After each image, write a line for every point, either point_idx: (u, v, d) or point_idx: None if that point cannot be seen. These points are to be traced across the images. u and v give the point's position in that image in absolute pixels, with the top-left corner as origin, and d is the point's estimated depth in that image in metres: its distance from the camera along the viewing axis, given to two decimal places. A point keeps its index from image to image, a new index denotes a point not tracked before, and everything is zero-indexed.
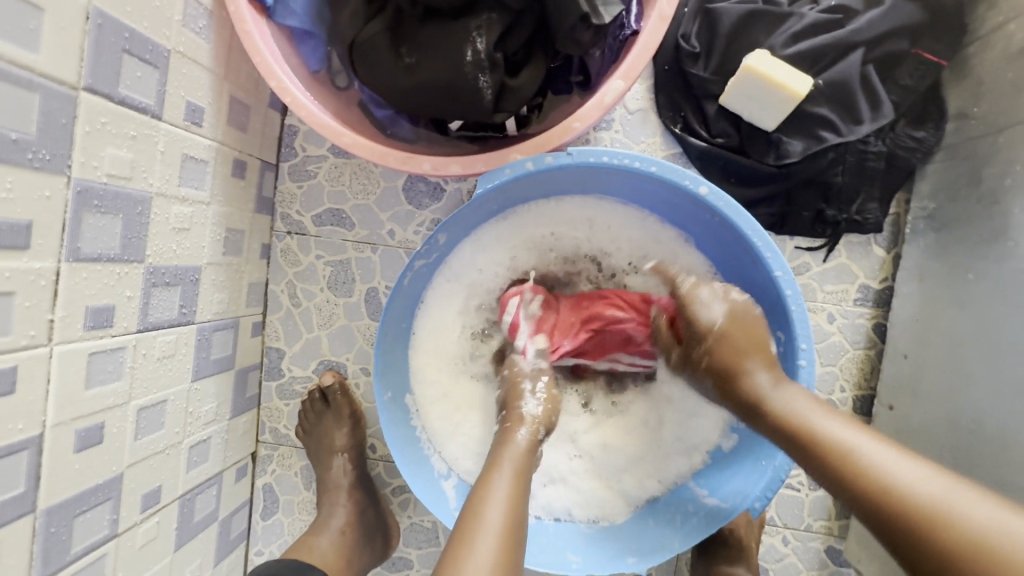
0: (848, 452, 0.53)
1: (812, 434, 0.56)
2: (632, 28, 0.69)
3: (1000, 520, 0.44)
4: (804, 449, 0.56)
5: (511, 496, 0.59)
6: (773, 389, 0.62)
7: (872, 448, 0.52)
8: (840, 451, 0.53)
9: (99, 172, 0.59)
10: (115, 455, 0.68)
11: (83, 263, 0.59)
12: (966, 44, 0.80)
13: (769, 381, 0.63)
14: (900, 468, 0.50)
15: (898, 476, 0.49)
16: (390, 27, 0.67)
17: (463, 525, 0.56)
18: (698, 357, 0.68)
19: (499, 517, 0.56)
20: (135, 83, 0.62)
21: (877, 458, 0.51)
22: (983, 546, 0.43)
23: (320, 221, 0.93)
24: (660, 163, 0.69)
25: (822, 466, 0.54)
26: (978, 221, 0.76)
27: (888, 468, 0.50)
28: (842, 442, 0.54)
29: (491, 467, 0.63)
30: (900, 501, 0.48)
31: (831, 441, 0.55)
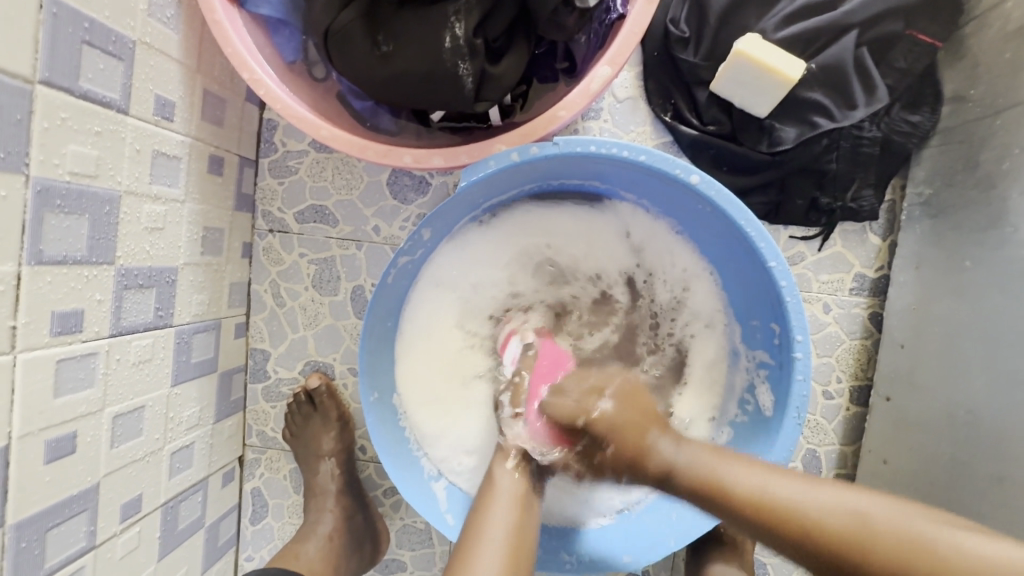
0: (773, 502, 0.50)
1: (727, 494, 0.52)
2: (618, 12, 0.68)
3: (854, 509, 0.47)
4: (726, 513, 0.53)
5: (511, 508, 0.62)
6: (677, 453, 0.57)
7: (789, 488, 0.51)
8: (762, 505, 0.50)
9: (61, 170, 0.57)
10: (90, 465, 0.65)
11: (46, 266, 0.57)
12: (961, 24, 0.78)
13: (659, 427, 0.60)
14: (824, 504, 0.48)
15: (828, 514, 0.48)
16: (365, 12, 0.63)
17: (465, 546, 0.58)
18: (612, 431, 0.60)
19: (502, 526, 0.60)
20: (97, 75, 0.59)
21: (800, 496, 0.50)
22: (896, 558, 0.44)
23: (302, 217, 0.90)
24: (649, 151, 0.67)
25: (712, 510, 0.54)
26: (975, 207, 0.74)
27: (817, 507, 0.48)
28: (760, 491, 0.51)
29: (489, 491, 0.65)
30: (842, 544, 0.46)
31: (751, 497, 0.51)
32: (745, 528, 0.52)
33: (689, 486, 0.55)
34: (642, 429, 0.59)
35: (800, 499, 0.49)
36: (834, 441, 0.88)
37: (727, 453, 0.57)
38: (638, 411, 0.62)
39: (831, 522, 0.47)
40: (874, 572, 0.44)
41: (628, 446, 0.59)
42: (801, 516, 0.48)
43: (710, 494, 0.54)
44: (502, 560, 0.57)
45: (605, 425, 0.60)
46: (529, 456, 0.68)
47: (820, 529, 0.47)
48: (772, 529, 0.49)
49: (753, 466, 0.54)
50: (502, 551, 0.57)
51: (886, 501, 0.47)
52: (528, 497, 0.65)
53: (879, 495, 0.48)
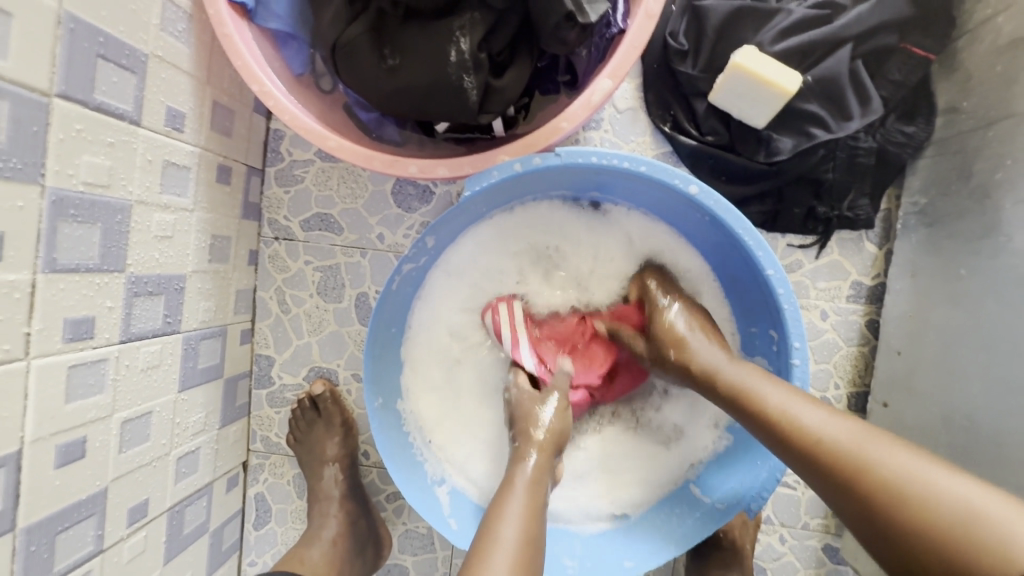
0: (790, 417, 0.58)
1: (755, 399, 0.61)
2: (619, 26, 0.70)
3: (875, 445, 0.52)
4: (751, 421, 0.61)
5: (524, 514, 0.60)
6: (726, 365, 0.66)
7: (807, 409, 0.57)
8: (781, 417, 0.58)
9: (75, 181, 0.58)
10: (99, 469, 0.66)
11: (59, 274, 0.58)
12: (954, 38, 0.80)
13: (702, 345, 0.70)
14: (830, 428, 0.55)
15: (829, 437, 0.54)
16: (372, 27, 0.65)
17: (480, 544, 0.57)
18: (681, 343, 0.71)
19: (516, 530, 0.58)
20: (111, 88, 0.60)
21: (813, 420, 0.56)
22: (901, 491, 0.49)
23: (308, 225, 0.92)
24: (649, 162, 0.68)
25: (749, 425, 0.61)
26: (969, 216, 0.75)
27: (823, 430, 0.55)
28: (781, 407, 0.59)
29: (507, 484, 0.64)
30: (835, 460, 0.53)
31: (775, 409, 0.59)
32: (759, 434, 0.60)
33: (728, 389, 0.64)
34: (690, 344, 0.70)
35: (811, 420, 0.56)
36: None
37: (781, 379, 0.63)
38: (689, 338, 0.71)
39: (833, 443, 0.54)
40: (853, 487, 0.51)
41: (674, 349, 0.71)
42: (808, 433, 0.56)
43: (749, 405, 0.61)
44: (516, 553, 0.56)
45: (668, 333, 0.72)
46: (546, 471, 0.67)
47: (820, 448, 0.54)
48: (797, 448, 0.56)
49: (794, 391, 0.60)
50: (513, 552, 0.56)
51: (896, 442, 0.52)
52: (540, 505, 0.63)
53: (883, 434, 0.53)
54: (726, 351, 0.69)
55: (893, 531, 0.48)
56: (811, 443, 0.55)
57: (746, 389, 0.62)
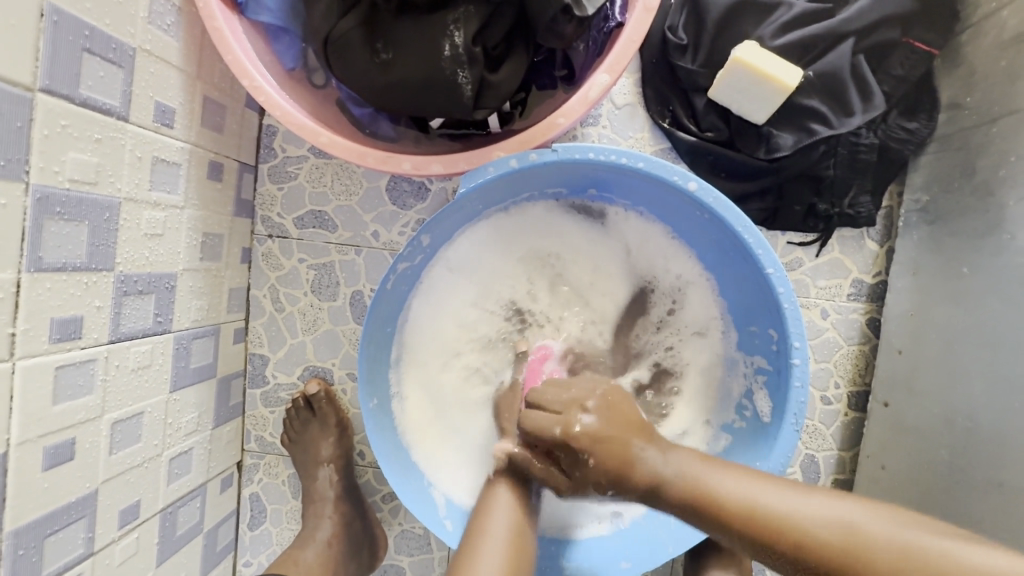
0: (765, 513, 0.53)
1: (717, 501, 0.55)
2: (617, 20, 0.68)
3: (846, 515, 0.51)
4: (712, 522, 0.56)
5: (509, 510, 0.64)
6: (665, 468, 0.58)
7: (776, 496, 0.55)
8: (753, 517, 0.53)
9: (61, 177, 0.57)
10: (89, 471, 0.65)
11: (45, 273, 0.57)
12: (958, 31, 0.79)
13: (642, 447, 0.59)
14: (809, 512, 0.52)
15: (813, 523, 0.52)
16: (365, 21, 0.64)
17: (468, 542, 0.61)
18: (602, 446, 0.58)
19: (506, 521, 0.63)
20: (97, 83, 0.59)
21: (790, 508, 0.53)
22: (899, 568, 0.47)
23: (301, 223, 0.90)
24: (647, 158, 0.67)
25: (708, 526, 0.56)
26: (972, 214, 0.74)
27: (803, 515, 0.52)
28: (749, 502, 0.54)
29: (485, 511, 0.64)
30: (823, 548, 0.50)
31: (738, 503, 0.54)
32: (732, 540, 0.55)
33: (676, 503, 0.57)
34: (632, 449, 0.59)
35: (784, 507, 0.53)
36: (832, 446, 0.89)
37: (722, 462, 0.60)
38: (619, 454, 0.58)
39: (819, 533, 0.51)
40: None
41: (603, 471, 0.59)
42: (788, 523, 0.52)
43: (706, 509, 0.55)
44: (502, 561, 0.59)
45: (589, 442, 0.59)
46: None
47: (807, 540, 0.51)
48: (770, 537, 0.53)
49: (747, 475, 0.57)
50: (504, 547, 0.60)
51: (864, 508, 0.52)
52: (525, 498, 0.66)
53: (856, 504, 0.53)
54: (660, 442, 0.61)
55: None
56: (792, 531, 0.52)
57: (697, 486, 0.57)
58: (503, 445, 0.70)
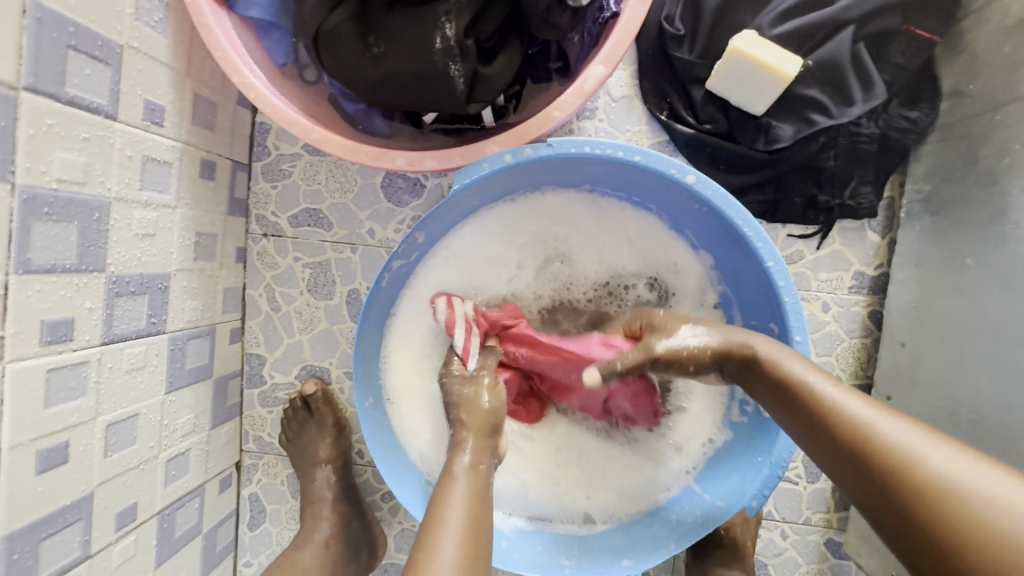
0: (838, 411, 0.55)
1: (803, 392, 0.58)
2: (612, 10, 0.67)
3: (923, 440, 0.49)
4: (795, 409, 0.58)
5: (467, 497, 0.58)
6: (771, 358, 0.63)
7: (854, 403, 0.55)
8: (785, 384, 0.59)
9: (48, 178, 0.56)
10: (83, 474, 0.65)
11: (34, 275, 0.56)
12: (960, 18, 0.78)
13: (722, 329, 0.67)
14: (838, 397, 0.55)
15: (843, 404, 0.55)
16: (355, 14, 0.63)
17: (423, 536, 0.54)
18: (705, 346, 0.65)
19: (460, 515, 0.56)
20: (83, 81, 0.58)
21: (862, 413, 0.53)
22: (958, 494, 0.45)
23: (296, 221, 0.89)
24: (644, 152, 0.66)
25: (789, 412, 0.59)
26: (975, 204, 0.73)
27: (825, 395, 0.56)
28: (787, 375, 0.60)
29: (446, 476, 0.61)
30: (884, 453, 0.50)
31: (823, 399, 0.56)
32: (768, 401, 0.61)
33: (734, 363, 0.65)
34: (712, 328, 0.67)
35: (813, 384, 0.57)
36: None
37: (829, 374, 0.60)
38: (730, 335, 0.65)
39: (883, 434, 0.51)
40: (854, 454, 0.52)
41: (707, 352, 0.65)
42: (860, 427, 0.52)
43: (794, 399, 0.58)
44: (459, 552, 0.53)
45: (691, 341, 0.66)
46: (486, 452, 0.65)
47: (870, 442, 0.51)
48: (838, 434, 0.54)
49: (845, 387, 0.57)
50: (462, 539, 0.54)
51: (949, 443, 0.49)
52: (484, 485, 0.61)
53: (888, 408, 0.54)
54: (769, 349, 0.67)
55: (903, 508, 0.48)
56: (863, 436, 0.52)
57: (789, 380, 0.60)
58: (465, 435, 0.66)
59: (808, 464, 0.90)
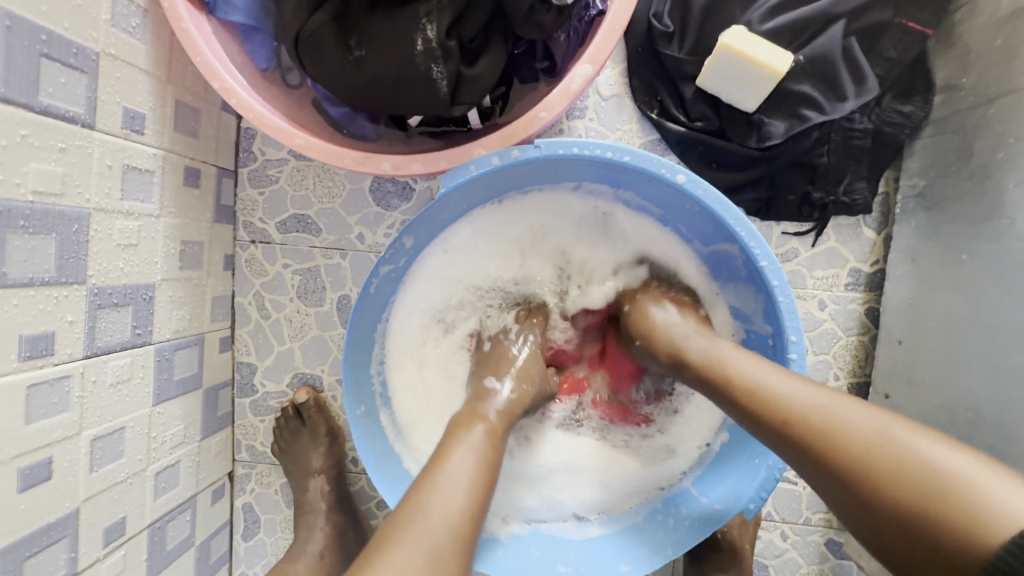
0: (760, 390, 0.54)
1: (726, 375, 0.58)
2: (598, 7, 0.66)
3: (837, 403, 0.50)
4: (721, 394, 0.58)
5: (479, 465, 0.56)
6: (694, 344, 0.63)
7: (774, 378, 0.54)
8: (754, 395, 0.54)
9: (23, 190, 0.55)
10: (68, 490, 0.64)
11: (11, 289, 0.55)
12: (952, 10, 0.77)
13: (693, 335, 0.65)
14: (816, 401, 0.51)
15: (763, 383, 0.54)
16: (335, 16, 0.62)
17: (421, 483, 0.53)
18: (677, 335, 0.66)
19: (466, 477, 0.54)
20: (58, 89, 0.57)
21: (781, 388, 0.53)
22: (873, 456, 0.46)
23: (284, 227, 0.88)
24: (633, 151, 0.65)
25: (717, 399, 0.58)
26: (970, 199, 0.72)
27: (800, 402, 0.51)
28: (751, 382, 0.55)
29: (462, 429, 0.60)
30: (804, 426, 0.50)
31: (744, 382, 0.56)
32: (737, 415, 0.56)
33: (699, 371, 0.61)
34: (680, 339, 0.65)
35: (785, 391, 0.53)
36: None
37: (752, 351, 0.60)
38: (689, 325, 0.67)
39: (797, 407, 0.51)
40: (835, 468, 0.47)
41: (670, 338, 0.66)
42: (778, 403, 0.52)
43: (720, 385, 0.58)
44: (456, 508, 0.51)
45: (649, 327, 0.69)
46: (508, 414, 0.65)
47: (789, 416, 0.51)
48: (761, 413, 0.53)
49: (764, 362, 0.57)
50: (460, 498, 0.52)
51: (862, 403, 0.49)
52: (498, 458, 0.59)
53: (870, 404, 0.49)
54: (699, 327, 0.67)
55: (858, 491, 0.46)
56: (783, 413, 0.52)
57: (717, 363, 0.60)
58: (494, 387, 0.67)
59: None
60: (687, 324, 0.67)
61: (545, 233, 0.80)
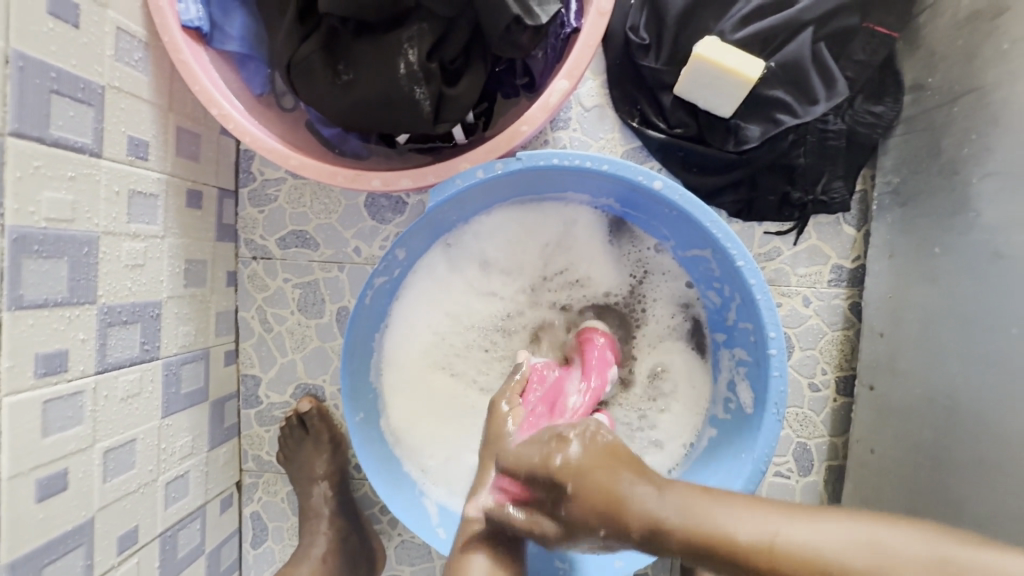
0: (775, 549, 0.49)
1: (723, 542, 0.50)
2: (573, 25, 0.70)
3: (860, 537, 0.48)
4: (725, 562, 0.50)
5: None
6: (652, 502, 0.53)
7: (780, 526, 0.50)
8: (782, 554, 0.48)
9: (37, 218, 0.59)
10: (82, 501, 0.67)
11: (27, 310, 0.59)
12: (915, 13, 0.79)
13: (637, 493, 0.54)
14: (828, 543, 0.48)
15: (774, 535, 0.49)
16: (323, 44, 0.66)
17: None
18: (606, 498, 0.53)
19: None
20: (67, 122, 0.61)
21: (794, 535, 0.49)
22: None
23: (284, 243, 0.92)
24: (611, 160, 0.68)
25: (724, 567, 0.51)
26: (941, 194, 0.74)
27: (825, 546, 0.48)
28: (761, 539, 0.49)
29: None
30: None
31: (751, 544, 0.49)
32: None
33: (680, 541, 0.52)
34: (638, 505, 0.53)
35: (803, 537, 0.49)
36: (823, 432, 0.89)
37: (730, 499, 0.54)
38: (610, 466, 0.55)
39: (825, 550, 0.48)
40: None
41: (602, 505, 0.53)
42: (804, 555, 0.48)
43: (720, 551, 0.50)
44: None
45: (581, 488, 0.54)
46: None
47: (828, 565, 0.47)
48: (791, 573, 0.48)
49: (748, 508, 0.52)
50: None
51: (873, 522, 0.49)
52: None
53: (870, 516, 0.50)
54: (637, 468, 0.56)
55: None
56: (822, 567, 0.47)
57: (697, 527, 0.51)
58: None
59: (798, 458, 0.89)
60: (612, 472, 0.54)
61: (530, 245, 0.84)
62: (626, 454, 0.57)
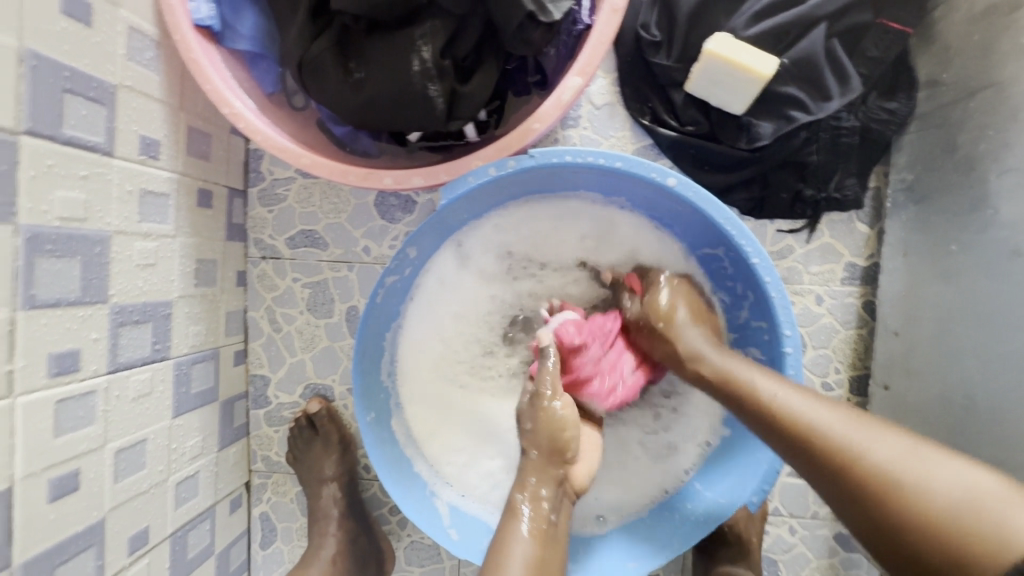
0: (776, 407, 0.58)
1: (746, 391, 0.60)
2: (585, 22, 0.70)
3: (861, 432, 0.52)
4: (739, 408, 0.61)
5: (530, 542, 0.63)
6: (715, 354, 0.66)
7: (793, 399, 0.58)
8: (779, 412, 0.57)
9: (49, 217, 0.58)
10: (94, 501, 0.67)
11: (40, 310, 0.58)
12: (930, 9, 0.79)
13: (697, 344, 0.68)
14: (823, 417, 0.55)
15: (783, 401, 0.58)
16: (335, 42, 0.65)
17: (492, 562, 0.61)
18: (668, 320, 0.71)
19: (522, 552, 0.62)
20: (79, 121, 0.61)
21: (801, 407, 0.56)
22: (894, 479, 0.49)
23: (293, 243, 0.92)
24: (624, 157, 0.67)
25: (740, 414, 0.61)
26: (957, 191, 0.74)
27: (822, 423, 0.54)
28: (772, 398, 0.58)
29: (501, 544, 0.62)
30: (827, 447, 0.53)
31: (764, 398, 0.59)
32: (762, 432, 0.59)
33: (713, 381, 0.65)
34: (699, 347, 0.68)
35: (808, 413, 0.56)
36: None
37: (775, 373, 0.62)
38: (704, 317, 0.73)
39: (819, 425, 0.54)
40: (861, 487, 0.50)
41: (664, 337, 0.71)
42: (801, 422, 0.55)
43: (739, 399, 0.61)
44: None
45: (655, 308, 0.72)
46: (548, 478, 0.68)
47: (816, 433, 0.54)
48: (786, 430, 0.56)
49: (786, 381, 0.60)
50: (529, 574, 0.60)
51: (888, 429, 0.52)
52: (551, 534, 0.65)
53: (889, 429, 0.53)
54: (713, 337, 0.70)
55: (876, 507, 0.50)
56: (811, 433, 0.54)
57: (730, 375, 0.63)
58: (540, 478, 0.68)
59: None
60: (692, 309, 0.73)
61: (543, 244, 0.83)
62: (710, 323, 0.73)
